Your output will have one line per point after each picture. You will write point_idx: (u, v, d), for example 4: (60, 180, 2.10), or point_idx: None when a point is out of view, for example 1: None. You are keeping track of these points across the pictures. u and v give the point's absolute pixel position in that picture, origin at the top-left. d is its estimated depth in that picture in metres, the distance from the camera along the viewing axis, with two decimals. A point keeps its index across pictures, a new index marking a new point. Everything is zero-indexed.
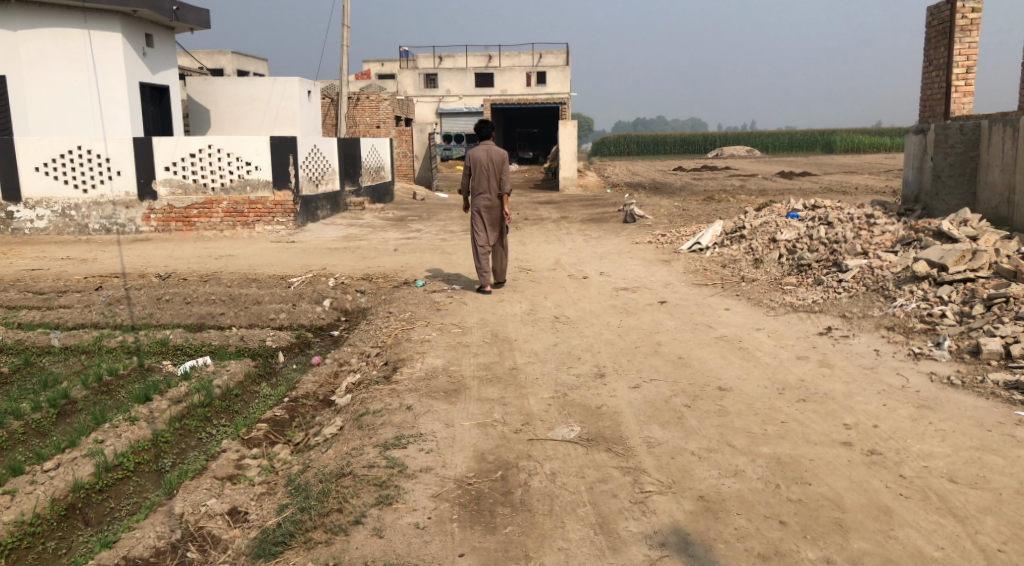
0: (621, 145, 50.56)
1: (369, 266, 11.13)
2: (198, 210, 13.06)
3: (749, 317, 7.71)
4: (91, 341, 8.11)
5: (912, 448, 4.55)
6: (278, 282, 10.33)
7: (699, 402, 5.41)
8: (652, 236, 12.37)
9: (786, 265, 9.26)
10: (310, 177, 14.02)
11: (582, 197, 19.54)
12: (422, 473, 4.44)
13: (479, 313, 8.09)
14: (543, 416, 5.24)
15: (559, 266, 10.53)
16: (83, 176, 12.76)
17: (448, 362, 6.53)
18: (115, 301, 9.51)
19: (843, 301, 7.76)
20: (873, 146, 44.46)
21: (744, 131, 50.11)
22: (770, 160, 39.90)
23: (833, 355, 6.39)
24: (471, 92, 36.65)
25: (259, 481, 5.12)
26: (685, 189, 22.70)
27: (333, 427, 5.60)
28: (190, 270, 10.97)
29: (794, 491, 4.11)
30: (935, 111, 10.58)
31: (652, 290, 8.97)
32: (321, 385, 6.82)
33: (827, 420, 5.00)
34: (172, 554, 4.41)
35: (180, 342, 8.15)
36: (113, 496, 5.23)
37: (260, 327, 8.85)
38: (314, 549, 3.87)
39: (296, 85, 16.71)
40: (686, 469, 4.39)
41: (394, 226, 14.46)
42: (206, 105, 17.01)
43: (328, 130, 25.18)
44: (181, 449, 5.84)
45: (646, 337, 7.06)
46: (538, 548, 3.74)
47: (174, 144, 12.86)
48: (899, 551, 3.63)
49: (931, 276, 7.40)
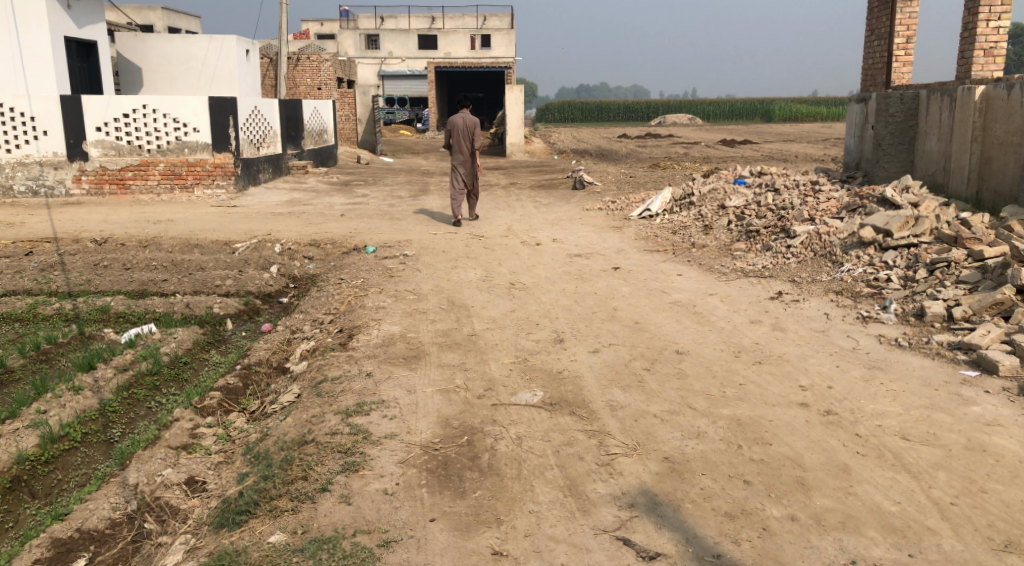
0: (565, 112, 50.41)
1: (316, 231, 10.93)
2: (133, 173, 12.60)
3: (701, 282, 7.82)
4: (25, 308, 7.80)
5: (865, 408, 4.69)
6: (222, 248, 10.06)
7: (658, 365, 5.49)
8: (602, 202, 12.43)
9: (734, 231, 9.41)
10: (251, 140, 13.62)
11: (529, 163, 19.49)
12: (388, 439, 4.40)
13: (433, 280, 8.02)
14: (505, 380, 5.25)
15: (511, 232, 10.51)
16: (8, 136, 12.20)
17: (405, 328, 6.47)
18: (48, 267, 9.14)
19: (791, 266, 7.94)
20: (810, 115, 45.18)
21: (686, 99, 50.50)
22: (710, 127, 40.43)
23: (785, 319, 6.54)
24: (413, 54, 36.03)
25: (216, 450, 5.01)
26: (630, 155, 22.79)
27: (290, 394, 5.52)
28: (128, 235, 10.59)
29: (756, 451, 4.19)
30: (877, 80, 10.81)
31: (605, 256, 9.03)
32: (274, 352, 6.69)
33: (783, 382, 5.11)
34: (129, 525, 4.29)
35: (122, 309, 7.89)
36: (61, 467, 5.06)
37: (205, 293, 8.63)
38: (280, 517, 3.80)
39: (234, 43, 16.19)
40: (650, 432, 4.44)
41: (340, 191, 14.21)
42: (139, 64, 16.35)
43: (268, 92, 24.51)
44: (129, 418, 5.67)
45: (602, 303, 7.10)
46: (508, 511, 3.74)
47: (106, 104, 12.33)
48: (859, 506, 3.74)
49: (876, 241, 7.61)
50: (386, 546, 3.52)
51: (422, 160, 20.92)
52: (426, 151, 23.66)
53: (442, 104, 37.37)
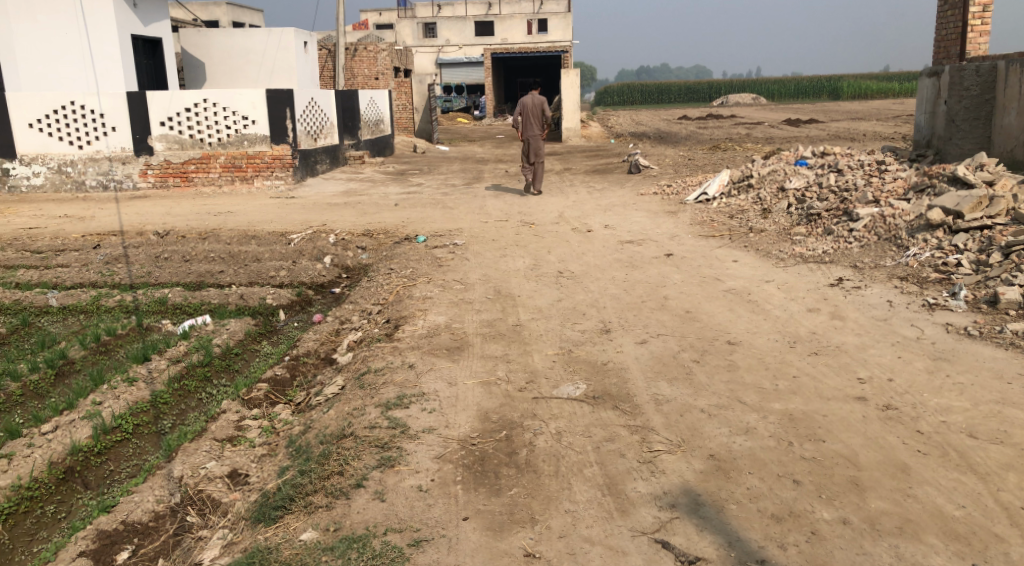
0: (624, 94, 49.60)
1: (369, 221, 10.96)
2: (195, 165, 12.83)
3: (758, 268, 7.54)
4: (89, 301, 8.00)
5: (929, 402, 4.42)
6: (278, 239, 10.16)
7: (707, 357, 5.30)
8: (658, 187, 12.15)
9: (795, 214, 9.06)
10: (308, 131, 13.71)
11: (586, 147, 19.21)
12: (425, 434, 4.33)
13: (481, 269, 7.94)
14: (548, 373, 5.13)
15: (563, 219, 10.35)
16: (78, 132, 12.59)
17: (450, 319, 6.40)
18: (112, 260, 9.37)
19: (854, 251, 7.61)
20: (881, 92, 43.45)
21: (750, 78, 49.23)
22: (774, 106, 39.35)
23: (845, 306, 6.25)
24: (470, 41, 35.97)
25: (260, 443, 5.01)
26: (690, 137, 22.28)
27: (334, 386, 5.50)
28: (188, 227, 10.79)
29: (807, 449, 3.99)
30: (950, 52, 10.26)
31: (658, 242, 8.81)
32: (323, 343, 6.70)
33: (840, 374, 4.87)
34: (172, 518, 4.33)
35: (179, 301, 8.01)
36: (113, 458, 5.10)
37: (259, 284, 8.72)
38: (314, 513, 3.76)
39: (292, 35, 16.32)
40: (695, 428, 4.27)
41: (395, 180, 14.25)
42: (201, 58, 16.65)
43: (327, 83, 24.76)
44: (180, 410, 5.72)
45: (652, 291, 6.91)
46: (544, 511, 3.63)
47: (169, 98, 12.56)
48: (918, 510, 3.51)
49: (945, 223, 7.23)
50: (416, 545, 3.45)
51: (477, 147, 20.83)
52: (482, 138, 23.58)
53: (499, 90, 37.23)
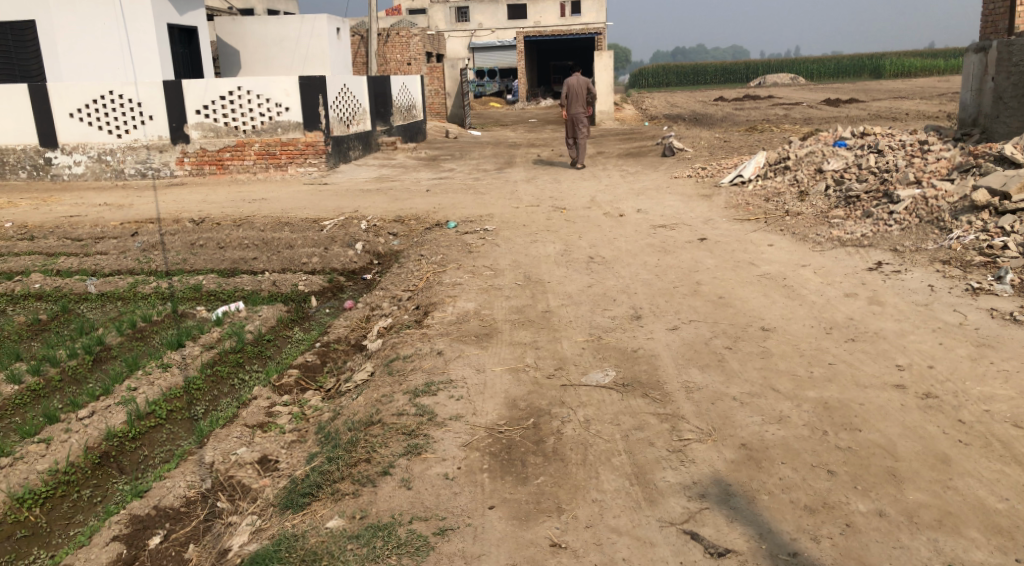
0: (659, 76, 48.97)
1: (401, 207, 10.95)
2: (230, 153, 12.93)
3: (794, 253, 7.39)
4: (126, 288, 8.10)
5: (971, 390, 4.29)
6: (310, 225, 10.21)
7: (740, 343, 5.19)
8: (692, 170, 11.98)
9: (832, 196, 8.86)
10: (340, 118, 13.72)
11: (619, 131, 18.99)
12: (453, 421, 4.31)
13: (512, 254, 7.89)
14: (577, 359, 5.08)
15: (595, 204, 10.26)
16: (116, 121, 12.76)
17: (479, 305, 6.36)
18: (150, 247, 9.49)
19: (894, 234, 7.41)
20: (924, 70, 42.28)
21: (788, 58, 48.30)
22: (814, 86, 38.52)
23: (884, 291, 6.09)
24: (503, 24, 35.80)
25: (290, 429, 5.02)
26: (726, 119, 21.89)
27: (363, 372, 5.50)
28: (224, 214, 10.88)
29: (842, 438, 3.88)
30: (997, 27, 9.93)
31: (691, 227, 8.68)
32: (353, 330, 6.71)
33: (878, 361, 4.75)
34: (202, 504, 4.36)
35: (213, 287, 8.08)
36: (147, 443, 5.14)
37: (292, 271, 8.78)
38: (341, 500, 3.75)
39: (325, 22, 16.34)
40: (726, 416, 4.18)
41: (427, 166, 14.24)
42: (236, 46, 16.74)
43: (361, 69, 24.79)
44: (212, 396, 5.76)
45: (684, 277, 6.80)
46: (571, 500, 3.58)
47: (204, 87, 12.64)
48: (959, 503, 3.40)
49: (991, 205, 7.02)
50: (442, 534, 3.42)
51: (510, 132, 20.72)
52: (515, 122, 23.46)
53: (532, 73, 36.96)
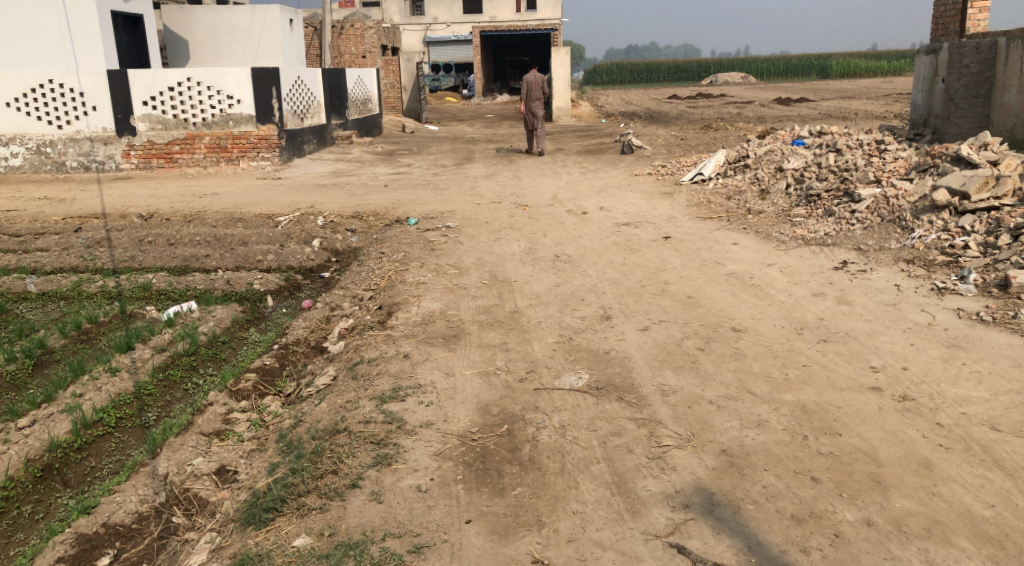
0: (613, 73, 49.16)
1: (358, 203, 10.69)
2: (179, 146, 12.50)
3: (759, 251, 7.36)
4: (69, 287, 7.72)
5: (946, 393, 4.26)
6: (265, 221, 9.90)
7: (713, 344, 5.11)
8: (652, 167, 11.94)
9: (793, 195, 8.88)
10: (294, 111, 13.38)
11: (576, 127, 18.93)
12: (423, 429, 4.14)
13: (475, 252, 7.72)
14: (548, 362, 4.94)
15: (557, 201, 10.13)
16: (57, 112, 12.24)
17: (445, 305, 6.19)
18: (95, 244, 9.09)
19: (856, 232, 7.42)
20: (869, 71, 43.12)
21: (738, 57, 48.90)
22: (764, 86, 39.02)
23: (852, 291, 6.08)
24: (459, 19, 35.53)
25: (249, 437, 4.78)
26: (680, 117, 21.99)
27: (326, 376, 5.28)
28: (173, 209, 10.50)
29: (823, 443, 3.82)
30: (948, 29, 10.07)
31: (655, 225, 8.61)
32: (313, 331, 6.48)
33: (852, 362, 4.70)
34: (156, 519, 4.12)
35: (163, 286, 7.75)
36: (94, 454, 4.86)
37: (246, 269, 8.49)
38: (307, 516, 3.56)
39: (277, 12, 15.95)
40: (705, 421, 4.09)
41: (384, 161, 13.98)
42: (185, 36, 16.22)
43: (314, 61, 24.31)
44: (165, 401, 5.49)
45: (652, 276, 6.72)
46: (550, 512, 3.44)
47: (151, 77, 12.20)
48: (946, 510, 3.35)
49: (951, 205, 7.05)
50: (416, 552, 3.26)
51: (466, 127, 20.50)
52: (471, 118, 23.25)
53: (488, 68, 36.72)
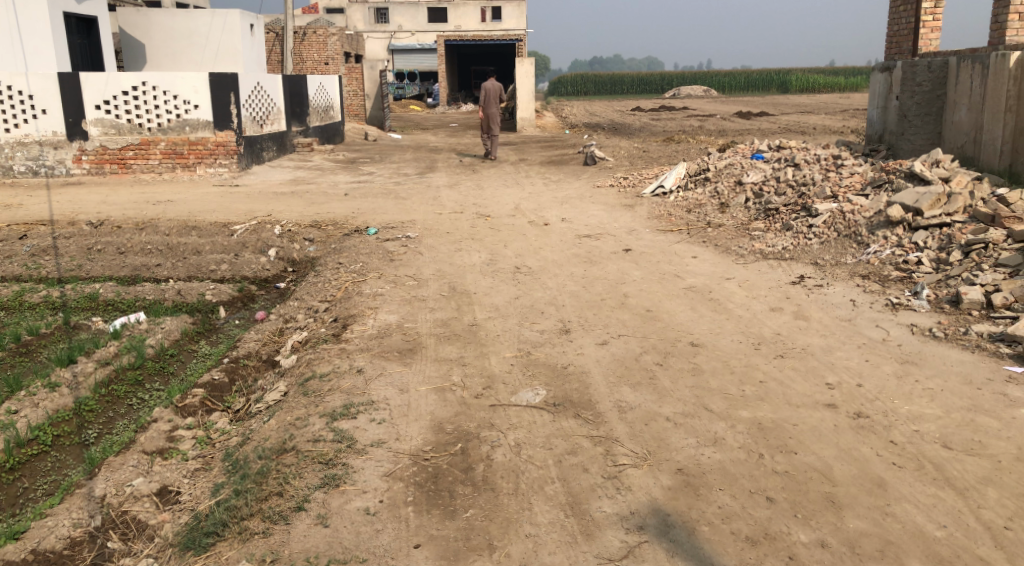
0: (577, 84, 49.40)
1: (317, 212, 10.52)
2: (134, 152, 12.21)
3: (718, 265, 7.37)
4: (12, 296, 7.45)
5: (900, 410, 4.26)
6: (220, 230, 9.69)
7: (671, 360, 5.07)
8: (614, 179, 11.95)
9: (752, 209, 8.93)
10: (253, 118, 13.14)
11: (539, 138, 18.93)
12: (374, 448, 4.02)
13: (435, 264, 7.62)
14: (505, 378, 4.85)
15: (518, 212, 10.07)
16: (6, 115, 11.88)
17: (402, 318, 6.08)
18: (41, 251, 8.80)
19: (814, 247, 7.47)
20: (828, 86, 43.86)
21: (700, 70, 49.48)
22: (725, 99, 39.50)
23: (809, 306, 6.09)
24: (423, 27, 35.42)
25: (193, 455, 4.62)
26: (643, 129, 22.13)
27: (276, 392, 5.12)
28: (125, 216, 10.23)
29: (779, 461, 3.78)
30: (902, 47, 10.23)
31: (616, 237, 8.59)
32: (265, 344, 6.31)
33: (808, 379, 4.69)
34: (90, 544, 3.94)
35: (111, 296, 7.51)
36: (28, 474, 4.66)
37: (200, 279, 8.28)
38: (249, 541, 3.43)
39: (237, 18, 15.71)
40: (661, 439, 4.03)
41: (345, 169, 13.81)
42: (141, 40, 15.90)
43: (276, 68, 24.02)
44: (107, 418, 5.29)
45: (612, 289, 6.68)
46: (502, 535, 3.36)
47: (104, 81, 11.92)
48: (899, 531, 3.33)
49: (904, 221, 7.12)
50: None
51: (430, 136, 20.39)
52: (435, 127, 23.15)
53: (452, 78, 36.66)
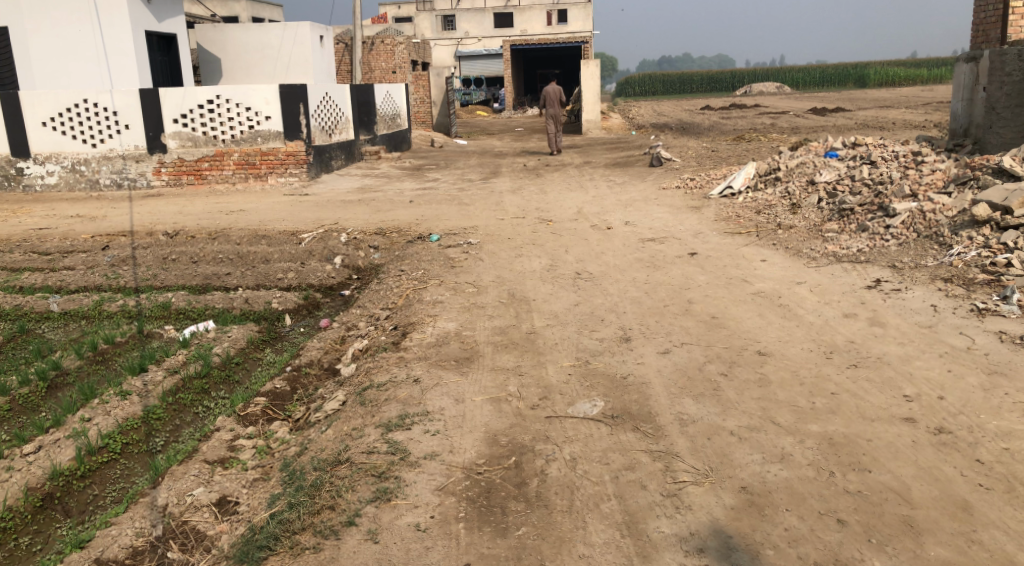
0: (646, 85, 48.83)
1: (383, 219, 10.58)
2: (209, 163, 12.53)
3: (788, 268, 7.09)
4: (91, 305, 7.68)
5: (987, 425, 3.97)
6: (288, 238, 9.82)
7: (736, 369, 4.86)
8: (680, 180, 11.68)
9: (825, 209, 8.56)
10: (322, 127, 13.33)
11: (606, 140, 18.72)
12: (427, 460, 3.96)
13: (495, 270, 7.54)
14: (563, 388, 4.73)
15: (582, 216, 9.93)
16: (91, 131, 12.34)
17: (461, 326, 6.02)
18: (119, 262, 9.07)
19: (891, 249, 7.12)
20: (908, 78, 42.11)
21: (773, 67, 48.27)
22: (799, 96, 38.36)
23: (885, 312, 5.79)
24: (490, 33, 35.67)
25: (253, 465, 4.63)
26: (713, 128, 21.63)
27: (335, 401, 5.10)
28: (199, 226, 10.48)
29: (851, 480, 3.58)
30: (989, 36, 9.68)
31: (681, 240, 8.37)
32: (327, 352, 6.28)
33: (884, 391, 4.43)
34: (151, 553, 3.99)
35: (183, 305, 7.65)
36: (97, 482, 4.76)
37: (267, 287, 8.37)
38: (300, 556, 3.41)
39: (308, 30, 15.97)
40: (724, 454, 3.86)
41: (411, 176, 13.89)
42: (217, 54, 16.33)
43: (345, 77, 24.42)
44: (174, 426, 5.37)
45: (675, 294, 6.48)
46: (555, 556, 3.28)
47: (182, 95, 12.26)
48: (985, 560, 3.10)
49: (992, 220, 6.73)
50: None
51: (495, 141, 20.37)
52: (501, 131, 23.15)
53: (519, 82, 36.71)
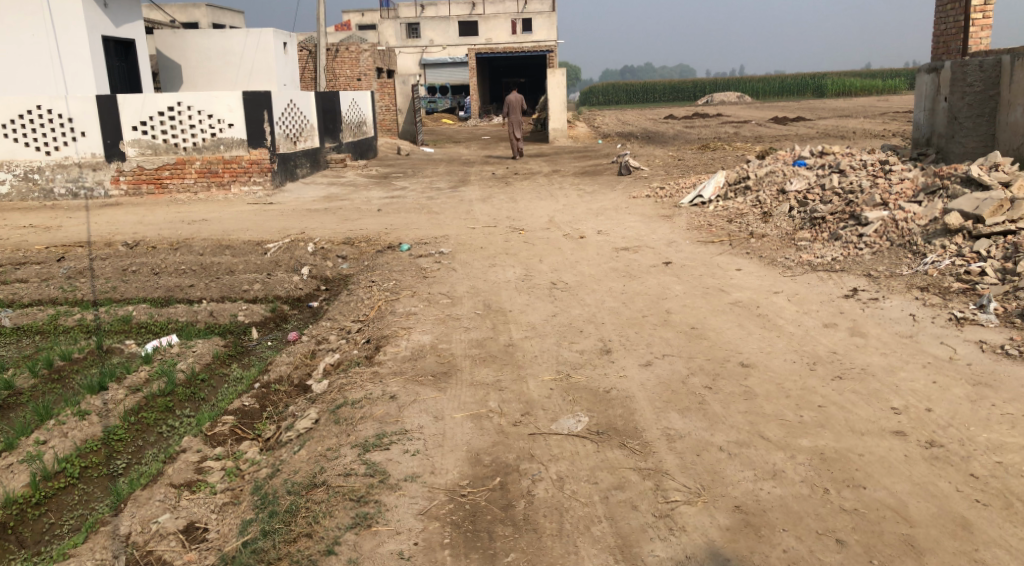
0: (609, 94, 49.05)
1: (350, 228, 10.36)
2: (170, 171, 12.20)
3: (764, 278, 7.04)
4: (47, 319, 7.36)
5: (978, 438, 3.92)
6: (253, 249, 9.56)
7: (720, 382, 4.77)
8: (651, 189, 11.63)
9: (797, 218, 8.54)
10: (286, 135, 13.08)
11: (573, 148, 18.68)
12: (407, 483, 3.80)
13: (468, 280, 7.39)
14: (544, 403, 4.59)
15: (553, 225, 9.82)
16: (46, 138, 11.93)
17: (436, 338, 5.86)
18: (76, 274, 8.74)
19: (866, 258, 7.11)
20: (864, 89, 42.85)
21: (734, 77, 48.82)
22: (760, 105, 38.82)
23: (865, 321, 5.75)
24: (454, 41, 35.50)
25: (222, 488, 4.41)
26: (678, 136, 21.72)
27: (307, 419, 4.89)
28: (160, 236, 10.18)
29: (847, 498, 3.50)
30: (951, 47, 9.80)
31: (655, 249, 8.29)
32: (296, 367, 6.06)
33: (872, 403, 4.36)
34: None
35: (144, 318, 7.37)
36: (54, 509, 4.51)
37: (232, 299, 8.12)
38: None
39: (271, 36, 15.70)
40: (716, 471, 3.75)
41: (378, 184, 13.68)
42: (177, 60, 15.96)
43: (309, 85, 24.09)
44: (136, 447, 5.13)
45: (653, 304, 6.39)
46: None
47: (141, 102, 11.93)
48: None
49: (964, 229, 6.76)
50: None
51: (461, 149, 20.22)
52: (467, 140, 22.98)
53: (484, 90, 36.62)
